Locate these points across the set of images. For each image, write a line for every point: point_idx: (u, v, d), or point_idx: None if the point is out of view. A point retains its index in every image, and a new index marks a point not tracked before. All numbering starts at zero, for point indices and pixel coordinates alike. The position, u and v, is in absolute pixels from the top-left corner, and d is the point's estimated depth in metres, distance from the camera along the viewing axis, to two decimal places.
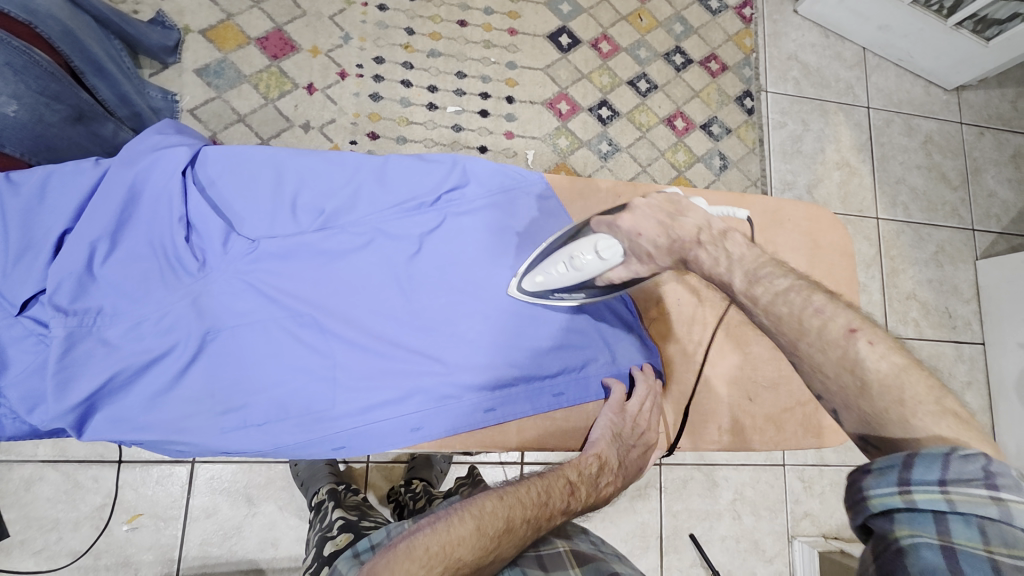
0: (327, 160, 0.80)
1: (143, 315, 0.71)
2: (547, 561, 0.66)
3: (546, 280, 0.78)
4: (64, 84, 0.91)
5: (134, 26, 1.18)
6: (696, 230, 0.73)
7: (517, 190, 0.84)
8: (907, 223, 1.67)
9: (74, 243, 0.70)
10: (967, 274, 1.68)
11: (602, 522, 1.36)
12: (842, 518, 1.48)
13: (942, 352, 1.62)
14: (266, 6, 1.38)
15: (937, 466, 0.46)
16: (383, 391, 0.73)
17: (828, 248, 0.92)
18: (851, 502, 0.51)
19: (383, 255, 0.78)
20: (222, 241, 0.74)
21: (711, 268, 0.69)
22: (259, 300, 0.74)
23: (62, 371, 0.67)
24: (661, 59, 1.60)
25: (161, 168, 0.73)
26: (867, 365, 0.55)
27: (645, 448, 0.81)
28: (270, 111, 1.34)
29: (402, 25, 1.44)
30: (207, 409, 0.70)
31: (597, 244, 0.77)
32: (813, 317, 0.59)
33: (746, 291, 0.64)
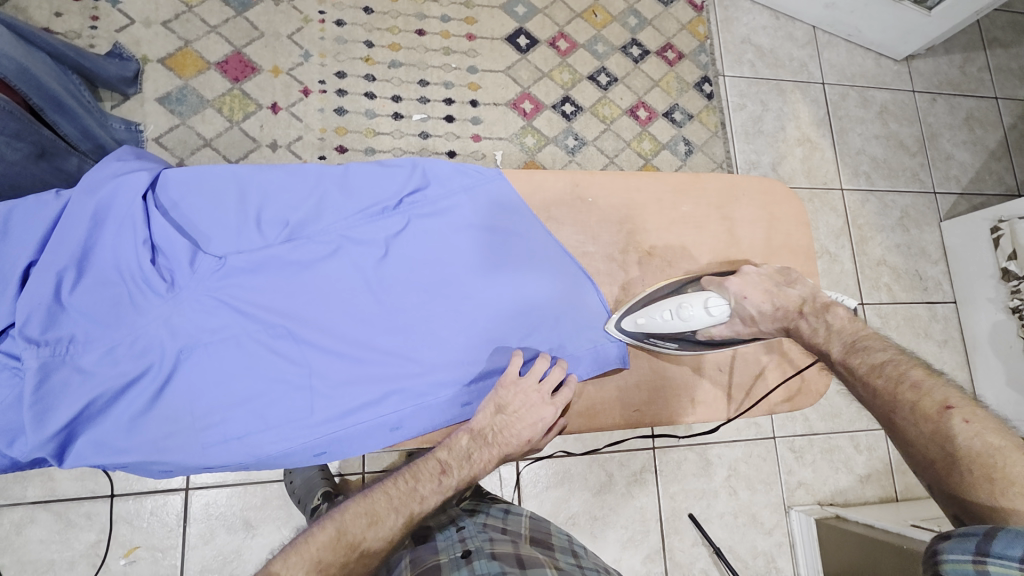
0: (288, 172, 0.80)
1: (116, 340, 0.71)
2: (526, 559, 0.69)
3: (648, 324, 0.83)
4: (24, 122, 0.90)
5: (90, 59, 1.18)
6: (799, 300, 0.82)
7: (481, 186, 0.84)
8: (871, 192, 1.72)
9: (40, 274, 0.69)
10: (933, 236, 1.73)
11: (600, 510, 1.38)
12: (836, 484, 1.51)
13: (916, 313, 1.67)
14: (223, 30, 1.38)
15: (1016, 543, 0.51)
16: (361, 395, 0.75)
17: (784, 219, 0.95)
18: (929, 565, 0.57)
19: (351, 262, 0.79)
20: (189, 260, 0.74)
21: (812, 336, 0.79)
22: (232, 315, 0.75)
23: (39, 402, 0.68)
24: (618, 53, 1.63)
25: (123, 193, 0.73)
26: (958, 441, 0.63)
27: (534, 420, 0.78)
28: (235, 134, 1.34)
29: (361, 39, 1.46)
30: (187, 426, 0.72)
31: (709, 301, 0.82)
32: (908, 390, 0.68)
33: (843, 360, 0.75)
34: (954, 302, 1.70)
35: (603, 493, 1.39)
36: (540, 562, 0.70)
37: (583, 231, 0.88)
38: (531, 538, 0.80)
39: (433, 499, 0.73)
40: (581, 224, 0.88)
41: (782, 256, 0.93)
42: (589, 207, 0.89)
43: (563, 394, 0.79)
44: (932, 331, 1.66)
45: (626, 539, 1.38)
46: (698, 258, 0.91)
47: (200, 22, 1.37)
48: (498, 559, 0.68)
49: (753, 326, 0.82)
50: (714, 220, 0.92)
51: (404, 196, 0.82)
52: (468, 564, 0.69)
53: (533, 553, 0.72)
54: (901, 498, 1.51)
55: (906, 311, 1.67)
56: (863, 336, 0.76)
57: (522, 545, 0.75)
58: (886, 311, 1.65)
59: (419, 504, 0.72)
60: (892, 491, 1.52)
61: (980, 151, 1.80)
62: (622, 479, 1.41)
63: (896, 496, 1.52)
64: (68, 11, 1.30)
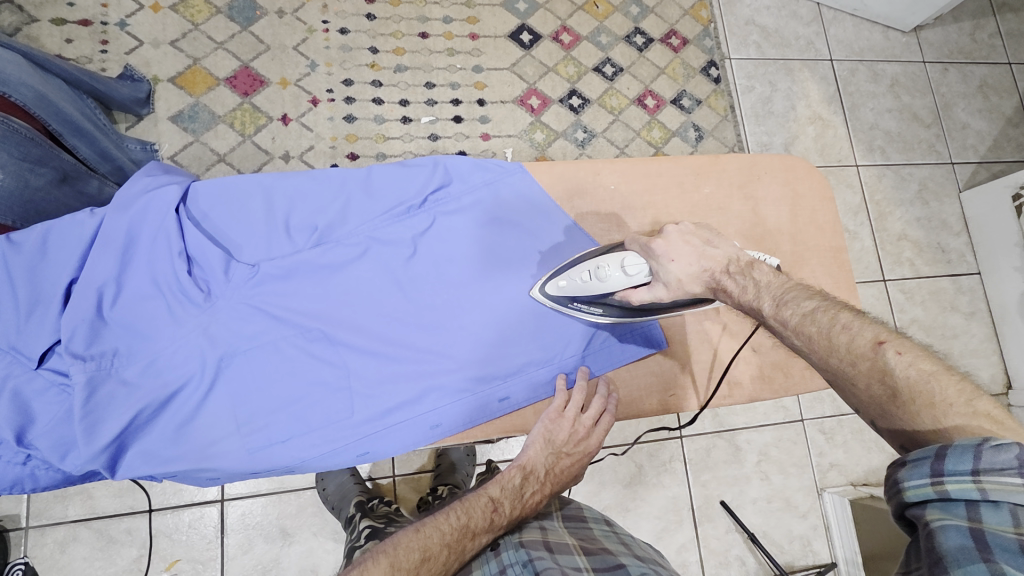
0: (313, 177, 0.79)
1: (158, 351, 0.72)
2: (554, 545, 0.68)
3: (567, 286, 0.77)
4: (45, 147, 0.92)
5: (103, 82, 1.20)
6: (724, 260, 0.72)
7: (501, 181, 0.83)
8: (886, 166, 1.69)
9: (81, 291, 0.71)
10: (953, 207, 1.70)
11: (632, 502, 1.37)
12: (869, 464, 1.50)
13: (940, 287, 1.65)
14: (230, 45, 1.39)
15: (968, 456, 0.47)
16: (399, 393, 0.76)
17: (807, 195, 0.93)
18: (890, 493, 0.53)
19: (380, 263, 0.79)
20: (223, 270, 0.75)
21: (739, 295, 0.69)
22: (267, 321, 0.75)
23: (89, 415, 0.69)
24: (622, 42, 1.62)
25: (155, 208, 0.74)
26: (896, 373, 0.56)
27: (583, 459, 0.79)
28: (248, 147, 1.36)
29: (366, 45, 1.46)
30: (231, 432, 0.72)
31: (623, 260, 0.74)
32: (841, 333, 0.60)
33: (775, 313, 0.65)
34: (978, 273, 1.67)
35: (635, 484, 1.38)
36: (569, 545, 0.69)
37: (606, 220, 0.86)
38: (562, 517, 0.79)
39: (487, 536, 0.69)
40: (603, 211, 0.86)
41: (808, 233, 0.92)
42: (610, 194, 0.87)
43: (606, 422, 0.79)
44: (959, 304, 1.64)
45: (660, 530, 1.37)
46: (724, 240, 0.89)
47: (207, 39, 1.39)
48: (527, 547, 0.67)
49: (681, 288, 0.72)
50: (737, 200, 0.90)
51: (428, 194, 0.81)
52: (497, 555, 0.68)
53: (563, 538, 0.71)
54: None
55: (930, 285, 1.65)
56: (791, 288, 0.66)
57: (550, 530, 0.73)
58: (909, 287, 1.63)
59: (473, 541, 0.68)
60: None
61: (996, 118, 1.77)
62: (651, 469, 1.40)
63: None
64: (78, 37, 1.32)
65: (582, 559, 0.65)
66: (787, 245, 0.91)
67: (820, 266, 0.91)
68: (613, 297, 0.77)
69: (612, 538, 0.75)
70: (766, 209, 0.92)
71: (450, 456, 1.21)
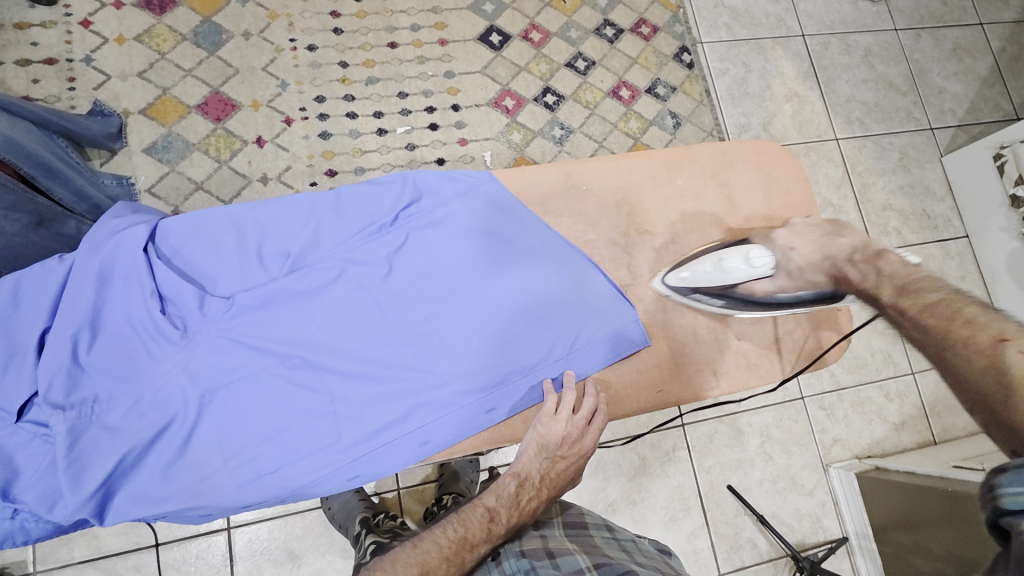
0: (282, 204, 0.79)
1: (139, 392, 0.72)
2: (555, 550, 0.71)
3: (689, 277, 0.83)
4: (17, 192, 0.92)
5: (73, 120, 1.20)
6: (850, 248, 0.74)
7: (472, 190, 0.83)
8: (866, 137, 1.70)
9: (56, 339, 0.70)
10: (936, 172, 1.71)
11: (639, 494, 1.37)
12: (871, 436, 1.52)
13: (929, 253, 1.66)
14: (198, 72, 1.39)
15: None
16: (386, 413, 0.76)
17: (782, 178, 0.93)
18: (984, 499, 0.46)
19: (357, 284, 0.79)
20: (198, 305, 0.74)
21: (859, 282, 0.70)
22: (247, 353, 0.75)
23: (73, 464, 0.69)
24: (593, 36, 1.62)
25: (124, 249, 0.73)
26: (1013, 371, 0.51)
27: (579, 460, 0.79)
28: (225, 173, 1.35)
29: (335, 60, 1.46)
30: (219, 468, 0.72)
31: (749, 254, 0.79)
32: (962, 327, 0.57)
33: (894, 302, 0.65)
34: (966, 237, 1.68)
35: (639, 477, 1.39)
36: (569, 548, 0.72)
37: (582, 219, 0.87)
38: (563, 525, 0.80)
39: (485, 547, 0.70)
40: (576, 213, 0.86)
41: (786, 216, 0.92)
42: (583, 194, 0.87)
43: (599, 422, 0.79)
44: (948, 269, 1.65)
45: (669, 520, 1.37)
46: (701, 230, 0.89)
47: (175, 67, 1.38)
48: (528, 555, 0.70)
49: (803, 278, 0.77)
50: (712, 189, 0.90)
51: (399, 211, 0.81)
52: (499, 565, 0.71)
53: (563, 544, 0.74)
54: (938, 440, 1.54)
55: (919, 252, 1.66)
56: (919, 279, 0.65)
57: (551, 537, 0.76)
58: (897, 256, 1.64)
59: (471, 552, 0.69)
60: (929, 434, 1.54)
61: (971, 80, 1.77)
62: (656, 460, 1.40)
63: (934, 438, 1.55)
64: (45, 75, 1.31)
65: (582, 559, 0.68)
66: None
67: None
68: (734, 289, 0.83)
69: (613, 544, 0.75)
70: (742, 195, 0.91)
71: (452, 465, 1.22)
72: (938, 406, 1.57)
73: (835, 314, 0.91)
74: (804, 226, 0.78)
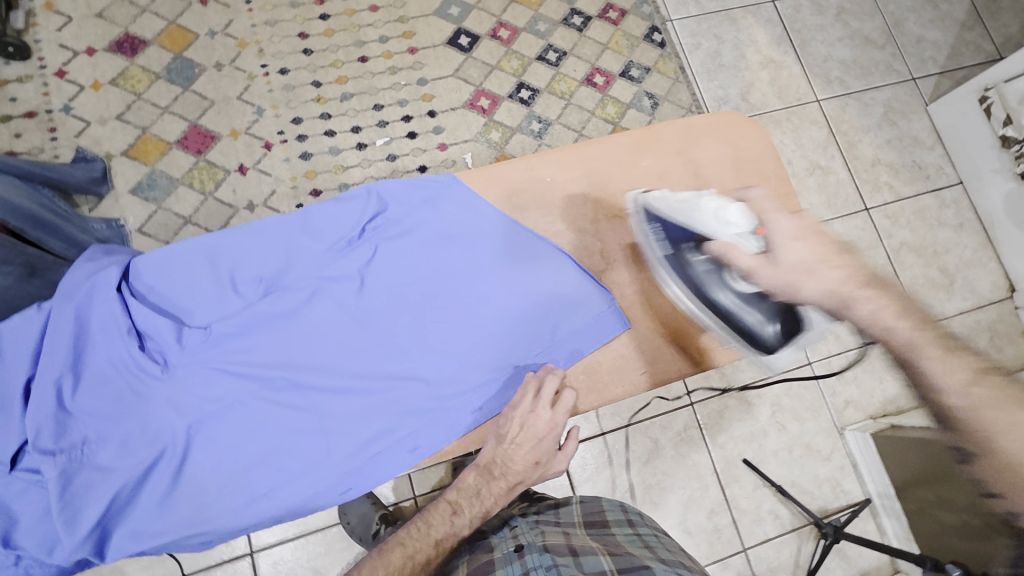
0: (251, 230, 0.79)
1: (127, 431, 0.73)
2: (577, 547, 0.71)
3: (662, 208, 0.82)
4: (7, 245, 0.94)
5: (55, 170, 1.22)
6: (841, 273, 0.64)
7: (440, 195, 0.83)
8: (848, 95, 1.68)
9: (40, 387, 0.72)
10: (922, 122, 1.69)
11: (654, 477, 1.37)
12: (883, 394, 1.51)
13: (924, 204, 1.64)
14: (175, 108, 1.41)
15: None
16: (373, 425, 0.77)
17: (749, 148, 0.93)
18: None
19: (333, 301, 0.80)
20: (177, 339, 0.75)
21: (866, 320, 0.62)
22: (230, 380, 0.76)
23: (67, 508, 0.71)
24: (561, 26, 1.61)
25: (98, 290, 0.74)
26: None
27: (541, 446, 0.77)
28: (212, 204, 1.37)
29: (308, 81, 1.47)
30: (213, 497, 0.74)
31: (726, 211, 0.74)
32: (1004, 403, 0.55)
33: (926, 351, 0.60)
34: (960, 184, 1.66)
35: (653, 460, 1.38)
36: (591, 549, 0.71)
37: (549, 211, 0.87)
38: (584, 525, 0.81)
39: (449, 540, 0.75)
40: (541, 207, 0.87)
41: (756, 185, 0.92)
42: (548, 187, 0.87)
43: (563, 404, 0.77)
44: (945, 218, 1.63)
45: (687, 499, 1.37)
46: None
47: (152, 106, 1.40)
48: (550, 551, 0.70)
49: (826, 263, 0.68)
50: (679, 167, 0.90)
51: (368, 223, 0.82)
52: (522, 559, 0.71)
53: (585, 542, 0.74)
54: None
55: (914, 204, 1.64)
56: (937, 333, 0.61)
57: (573, 535, 0.76)
58: (892, 211, 1.62)
59: (438, 549, 0.74)
60: None
61: (949, 25, 1.75)
62: (669, 441, 1.40)
63: None
64: (26, 129, 1.34)
65: (605, 560, 0.67)
66: None
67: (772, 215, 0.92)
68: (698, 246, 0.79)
69: (636, 543, 0.75)
70: (710, 169, 0.91)
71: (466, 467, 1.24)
72: None
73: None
74: (822, 231, 0.67)
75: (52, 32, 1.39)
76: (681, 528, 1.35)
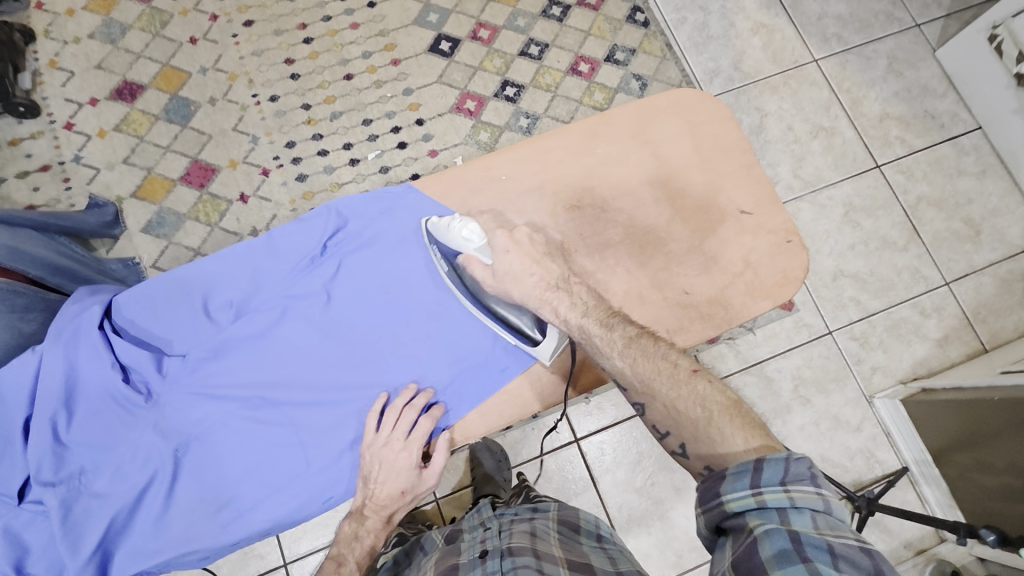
0: (220, 258, 0.87)
1: (121, 457, 0.84)
2: (542, 552, 0.71)
3: (436, 228, 0.86)
4: (30, 293, 0.97)
5: (70, 218, 1.28)
6: (549, 275, 0.82)
7: (394, 207, 0.91)
8: (848, 51, 1.61)
9: (37, 424, 0.80)
10: (931, 69, 1.61)
11: (676, 462, 1.33)
12: (913, 357, 1.44)
13: (941, 155, 1.56)
14: (176, 146, 1.47)
15: (779, 469, 0.56)
16: (344, 432, 0.86)
17: (706, 123, 0.95)
18: (711, 506, 0.59)
19: (299, 318, 0.88)
20: (158, 370, 0.85)
21: (565, 312, 0.79)
22: (211, 402, 0.86)
23: (70, 532, 0.80)
24: (541, 19, 1.60)
25: (83, 330, 0.83)
26: (708, 399, 0.68)
27: (392, 482, 0.83)
28: (218, 235, 1.43)
29: (298, 105, 1.51)
30: (204, 512, 0.83)
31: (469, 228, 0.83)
32: (661, 360, 0.72)
33: (603, 332, 0.76)
34: (979, 129, 1.57)
35: None
36: (556, 556, 0.71)
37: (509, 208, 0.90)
38: (556, 521, 0.81)
39: None
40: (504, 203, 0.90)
41: (718, 157, 0.93)
42: (504, 185, 0.90)
43: (402, 443, 0.82)
44: (966, 167, 1.55)
45: None
46: (631, 192, 0.92)
47: (155, 147, 1.46)
48: (513, 554, 0.71)
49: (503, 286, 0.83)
50: (635, 149, 0.93)
51: (328, 240, 0.89)
52: (484, 563, 0.72)
53: (551, 547, 0.73)
54: (989, 348, 1.45)
55: (930, 156, 1.56)
56: (613, 313, 0.78)
57: (541, 537, 0.76)
58: (906, 165, 1.55)
59: None
60: (977, 343, 1.45)
61: None
62: None
63: (984, 346, 1.46)
64: (44, 182, 1.42)
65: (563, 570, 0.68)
66: (696, 178, 0.92)
67: (735, 187, 0.93)
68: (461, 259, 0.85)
69: (600, 552, 0.75)
70: (667, 147, 0.93)
71: (482, 468, 1.27)
72: (982, 312, 1.47)
73: (787, 245, 0.92)
74: (529, 244, 0.84)
75: (57, 88, 1.47)
76: None
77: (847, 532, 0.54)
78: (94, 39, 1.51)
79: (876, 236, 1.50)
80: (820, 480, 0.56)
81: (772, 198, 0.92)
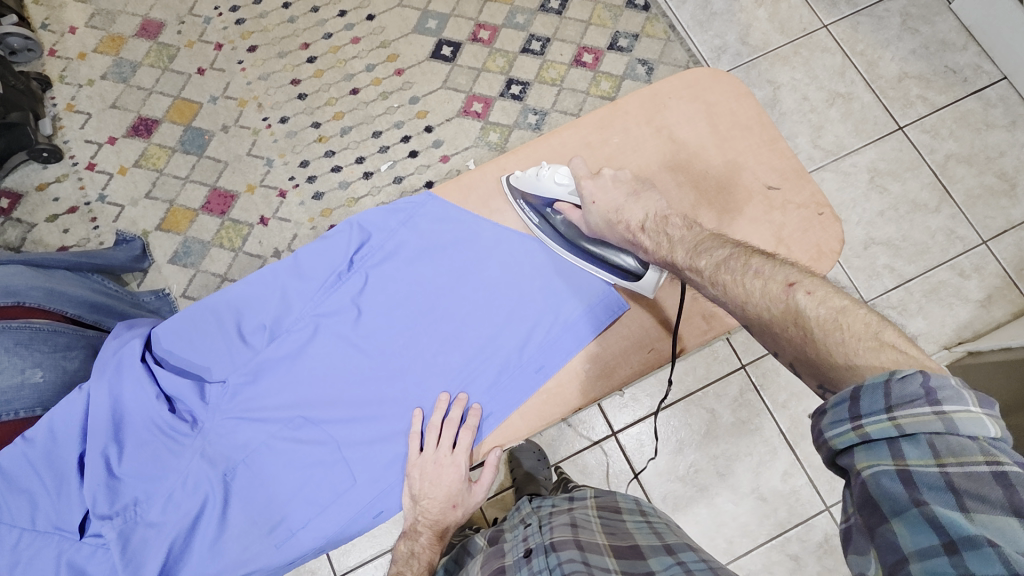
0: (249, 282, 0.88)
1: (172, 486, 0.85)
2: (585, 543, 0.70)
3: (523, 179, 0.89)
4: (70, 332, 0.99)
5: (101, 256, 1.31)
6: (642, 215, 0.81)
7: (413, 216, 0.91)
8: (858, 13, 1.57)
9: (90, 460, 0.82)
10: (948, 22, 1.55)
11: (718, 447, 1.31)
12: (955, 321, 1.39)
13: (967, 110, 1.50)
14: (194, 176, 1.49)
15: (880, 396, 0.49)
16: (386, 446, 0.87)
17: (721, 101, 0.93)
18: (818, 443, 0.53)
19: (332, 336, 0.89)
20: (200, 397, 0.86)
21: (655, 251, 0.79)
22: (253, 425, 0.87)
23: (131, 563, 0.83)
24: (540, 13, 1.59)
25: (125, 363, 0.85)
26: (807, 313, 0.59)
27: (444, 497, 0.85)
28: (243, 259, 1.45)
29: (308, 124, 1.52)
30: (258, 533, 0.85)
31: (558, 172, 0.87)
32: (754, 280, 0.65)
33: (692, 264, 0.73)
34: (1005, 79, 1.51)
35: (714, 433, 1.32)
36: (600, 544, 0.70)
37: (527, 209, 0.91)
38: (596, 508, 0.82)
39: None
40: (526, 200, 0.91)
41: (737, 135, 0.91)
42: None
43: (449, 458, 0.84)
44: (994, 119, 1.49)
45: (758, 465, 1.30)
46: (652, 177, 0.91)
47: (174, 178, 1.49)
48: (557, 549, 0.70)
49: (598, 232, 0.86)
50: (651, 134, 0.92)
51: (353, 254, 0.90)
52: (529, 562, 0.71)
53: (594, 535, 0.73)
54: None
55: (956, 112, 1.50)
56: (704, 240, 0.75)
57: (582, 527, 0.75)
58: (931, 124, 1.50)
59: None
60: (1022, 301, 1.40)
61: None
62: (728, 407, 1.33)
63: None
64: (72, 223, 1.46)
65: (610, 559, 0.67)
66: (716, 158, 0.91)
67: (759, 163, 0.90)
68: (554, 207, 0.89)
69: (644, 529, 0.75)
70: (683, 130, 0.92)
71: (522, 468, 1.27)
72: None
73: (818, 218, 0.89)
74: (609, 189, 0.84)
75: (77, 131, 1.52)
76: (757, 496, 1.29)
77: (976, 457, 0.46)
78: (106, 80, 1.54)
79: (905, 199, 1.45)
80: (941, 400, 0.47)
81: (798, 170, 0.90)
